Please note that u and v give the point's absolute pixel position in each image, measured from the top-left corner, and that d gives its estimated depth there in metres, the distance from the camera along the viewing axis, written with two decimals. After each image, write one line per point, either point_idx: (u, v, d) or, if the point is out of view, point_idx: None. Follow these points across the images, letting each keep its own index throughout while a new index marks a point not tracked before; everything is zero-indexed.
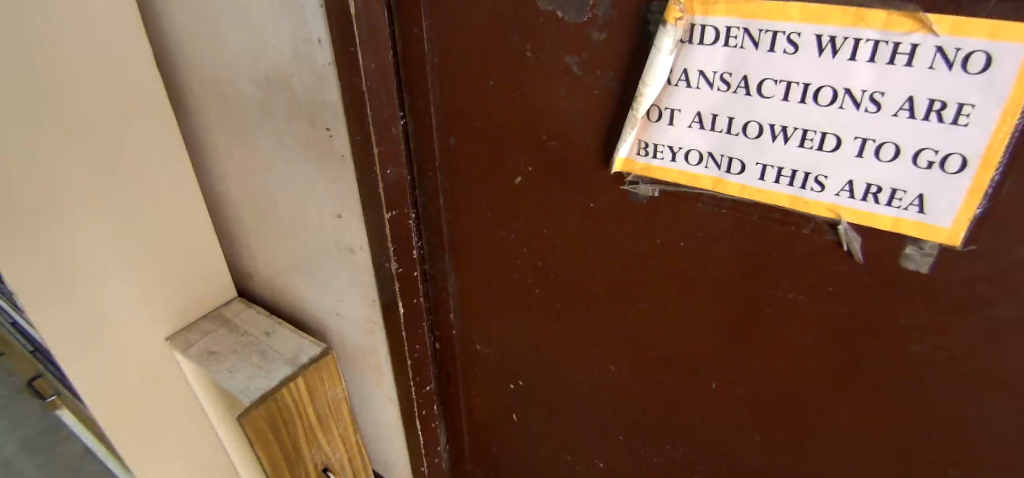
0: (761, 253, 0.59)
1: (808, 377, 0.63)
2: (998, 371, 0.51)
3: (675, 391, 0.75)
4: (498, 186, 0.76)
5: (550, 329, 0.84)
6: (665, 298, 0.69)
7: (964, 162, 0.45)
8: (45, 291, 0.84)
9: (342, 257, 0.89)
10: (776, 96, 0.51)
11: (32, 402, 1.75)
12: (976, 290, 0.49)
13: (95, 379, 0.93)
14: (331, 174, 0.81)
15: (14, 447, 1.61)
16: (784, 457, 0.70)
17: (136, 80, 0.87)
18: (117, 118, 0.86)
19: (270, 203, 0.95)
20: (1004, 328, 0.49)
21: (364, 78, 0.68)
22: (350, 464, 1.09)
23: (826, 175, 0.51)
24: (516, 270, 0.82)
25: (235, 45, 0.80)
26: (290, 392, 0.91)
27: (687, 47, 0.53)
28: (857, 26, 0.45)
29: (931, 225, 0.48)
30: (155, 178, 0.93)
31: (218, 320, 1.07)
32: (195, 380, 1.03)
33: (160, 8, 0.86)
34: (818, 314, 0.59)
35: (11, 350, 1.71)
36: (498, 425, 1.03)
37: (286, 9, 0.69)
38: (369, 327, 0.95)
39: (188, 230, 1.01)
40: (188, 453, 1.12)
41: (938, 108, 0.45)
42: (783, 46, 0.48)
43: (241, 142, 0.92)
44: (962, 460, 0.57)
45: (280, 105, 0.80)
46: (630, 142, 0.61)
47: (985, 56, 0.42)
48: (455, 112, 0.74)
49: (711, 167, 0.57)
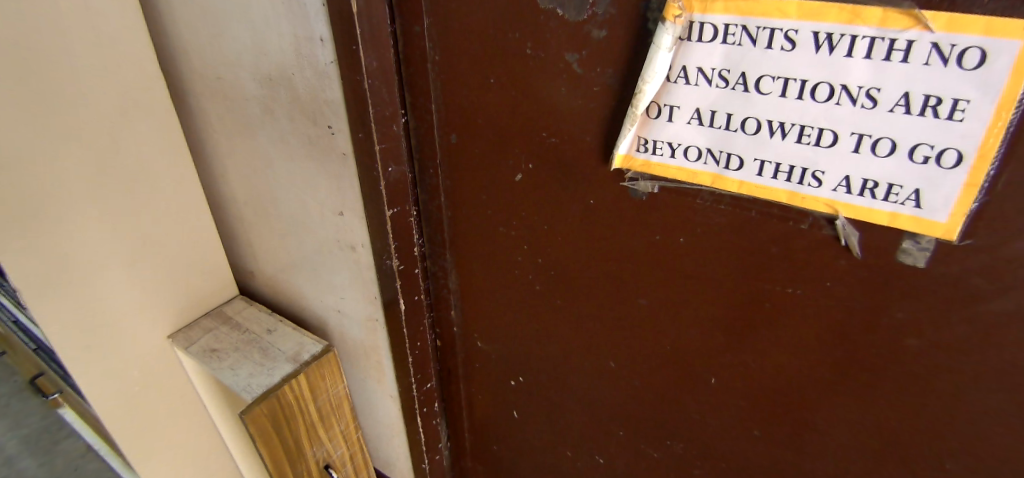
0: (759, 248, 0.60)
1: (806, 371, 0.63)
2: (994, 364, 0.52)
3: (675, 386, 0.76)
4: (499, 183, 0.77)
5: (551, 325, 0.84)
6: (665, 294, 0.70)
7: (960, 157, 0.46)
8: (48, 289, 0.84)
9: (343, 254, 0.90)
10: (774, 93, 0.51)
11: (33, 401, 1.75)
12: (972, 284, 0.50)
13: (98, 376, 0.93)
14: (333, 172, 0.81)
15: (16, 446, 1.61)
16: (784, 451, 0.70)
17: (139, 79, 0.87)
18: (118, 116, 0.86)
19: (272, 201, 0.95)
20: (1000, 322, 0.50)
21: (365, 76, 0.68)
22: (351, 461, 1.10)
23: (823, 171, 0.52)
24: (516, 267, 0.83)
25: (236, 43, 0.80)
26: (292, 389, 0.92)
27: (686, 44, 0.53)
28: (853, 23, 0.46)
29: (927, 219, 0.49)
30: (157, 176, 0.93)
31: (220, 318, 1.07)
32: (196, 378, 1.04)
33: (162, 7, 0.87)
34: (816, 309, 0.59)
35: (13, 349, 1.71)
36: (498, 422, 1.04)
37: (288, 7, 0.70)
38: (371, 324, 0.95)
39: (190, 228, 1.01)
40: (190, 450, 1.13)
41: (934, 104, 0.45)
42: (781, 43, 0.49)
43: (243, 140, 0.92)
44: (959, 454, 0.58)
45: (281, 103, 0.81)
46: (629, 138, 0.61)
47: (980, 52, 0.42)
48: (456, 110, 0.75)
49: (710, 163, 0.58)
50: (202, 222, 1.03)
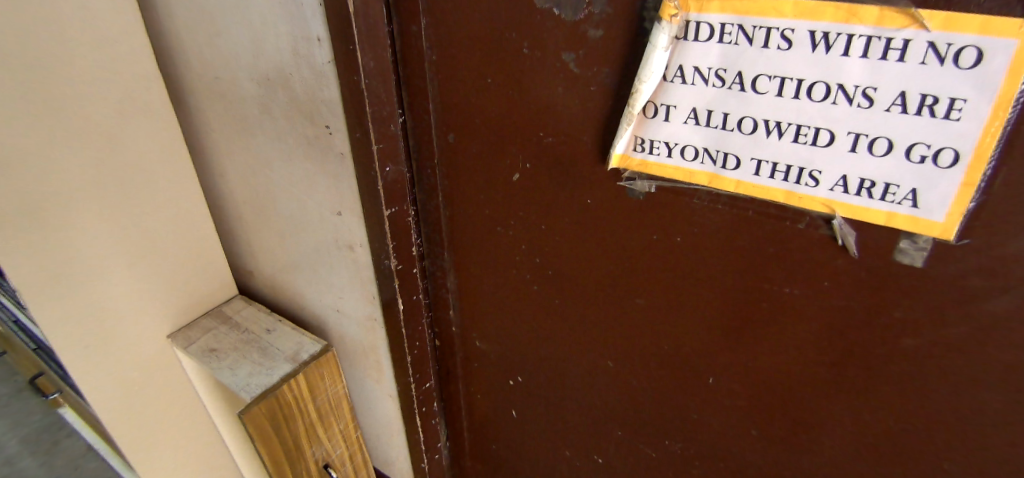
0: (757, 248, 0.60)
1: (805, 371, 0.63)
2: (992, 363, 0.52)
3: (673, 386, 0.76)
4: (497, 183, 0.77)
5: (549, 325, 0.84)
6: (663, 294, 0.70)
7: (956, 156, 0.46)
8: (47, 289, 0.84)
9: (341, 254, 0.90)
10: (770, 92, 0.51)
11: (34, 400, 1.75)
12: (969, 284, 0.50)
13: (97, 376, 0.93)
14: (331, 172, 0.81)
15: (17, 446, 1.62)
16: (783, 451, 0.70)
17: (137, 79, 0.87)
18: (117, 116, 0.86)
19: (271, 201, 0.95)
20: (997, 321, 0.50)
21: (362, 75, 0.68)
22: (350, 460, 1.10)
23: (820, 170, 0.52)
24: (515, 267, 0.83)
25: (234, 44, 0.80)
26: (291, 388, 0.92)
27: (682, 43, 0.53)
28: (850, 22, 0.46)
29: (924, 218, 0.49)
30: (156, 176, 0.94)
31: (219, 318, 1.07)
32: (196, 377, 1.04)
33: (160, 8, 0.87)
34: (814, 308, 0.59)
35: (15, 348, 1.72)
36: (497, 422, 1.04)
37: (285, 7, 0.70)
38: (369, 323, 0.95)
39: (189, 228, 1.01)
40: (190, 450, 1.13)
41: (931, 103, 0.45)
42: (777, 42, 0.49)
43: (241, 140, 0.92)
44: (958, 454, 0.58)
45: (279, 103, 0.81)
46: (626, 138, 0.61)
47: (976, 51, 0.42)
48: (453, 110, 0.75)
49: (707, 163, 0.57)
50: (201, 222, 1.03)
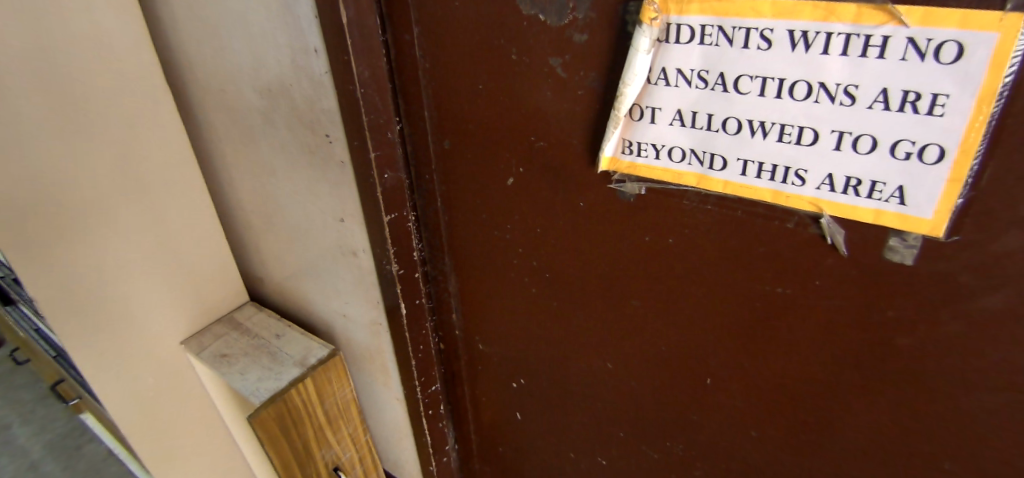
0: (748, 248, 0.60)
1: (801, 371, 0.63)
2: (990, 362, 0.51)
3: (671, 387, 0.76)
4: (493, 186, 0.77)
5: (549, 329, 0.85)
6: (658, 296, 0.70)
7: (942, 152, 0.45)
8: (64, 299, 0.87)
9: (344, 261, 0.92)
10: (752, 92, 0.51)
11: (56, 407, 1.80)
12: (962, 282, 0.49)
13: (113, 382, 0.96)
14: (332, 180, 0.83)
15: (40, 451, 1.66)
16: (784, 452, 0.70)
17: (146, 94, 0.90)
18: (125, 128, 0.89)
19: (276, 209, 0.97)
20: (991, 320, 0.49)
21: (358, 85, 0.70)
22: (361, 463, 1.11)
23: (806, 169, 0.52)
24: (514, 271, 0.83)
25: (236, 57, 0.82)
26: (299, 392, 0.94)
27: (664, 46, 0.54)
28: (828, 20, 0.45)
29: (912, 216, 0.48)
30: (166, 187, 0.96)
31: (230, 324, 1.10)
32: (207, 381, 1.06)
33: (166, 23, 0.89)
34: (806, 306, 0.59)
35: (37, 357, 1.78)
36: (503, 424, 1.04)
37: (282, 20, 0.72)
38: (373, 327, 0.97)
39: (199, 236, 1.04)
40: (204, 456, 1.15)
41: (913, 99, 0.45)
42: (757, 42, 0.49)
43: (246, 150, 0.94)
44: (956, 455, 0.57)
45: (281, 113, 0.83)
46: (614, 141, 0.61)
47: (957, 46, 0.42)
48: (448, 116, 0.76)
49: (694, 164, 0.58)
50: (212, 231, 1.06)
